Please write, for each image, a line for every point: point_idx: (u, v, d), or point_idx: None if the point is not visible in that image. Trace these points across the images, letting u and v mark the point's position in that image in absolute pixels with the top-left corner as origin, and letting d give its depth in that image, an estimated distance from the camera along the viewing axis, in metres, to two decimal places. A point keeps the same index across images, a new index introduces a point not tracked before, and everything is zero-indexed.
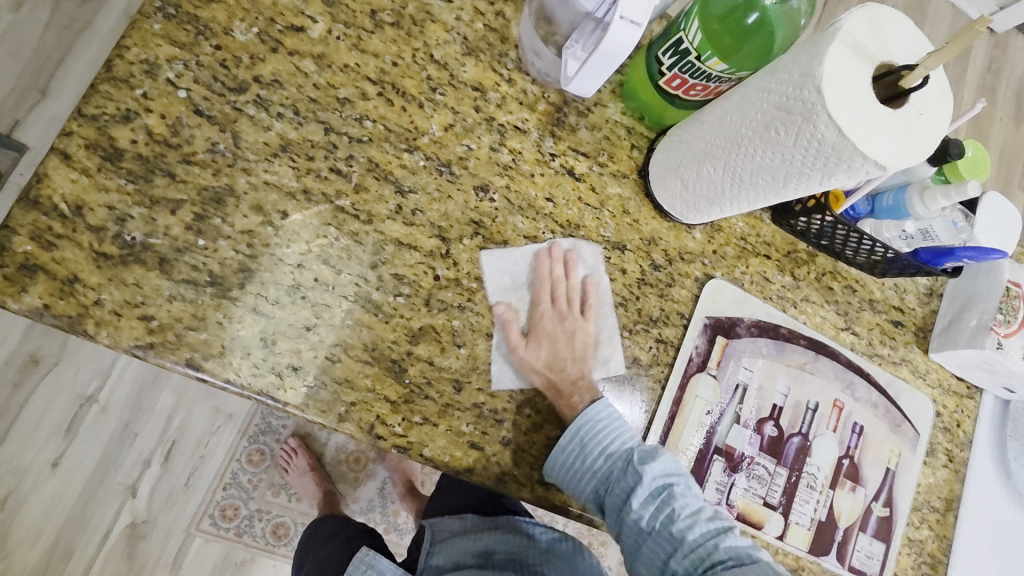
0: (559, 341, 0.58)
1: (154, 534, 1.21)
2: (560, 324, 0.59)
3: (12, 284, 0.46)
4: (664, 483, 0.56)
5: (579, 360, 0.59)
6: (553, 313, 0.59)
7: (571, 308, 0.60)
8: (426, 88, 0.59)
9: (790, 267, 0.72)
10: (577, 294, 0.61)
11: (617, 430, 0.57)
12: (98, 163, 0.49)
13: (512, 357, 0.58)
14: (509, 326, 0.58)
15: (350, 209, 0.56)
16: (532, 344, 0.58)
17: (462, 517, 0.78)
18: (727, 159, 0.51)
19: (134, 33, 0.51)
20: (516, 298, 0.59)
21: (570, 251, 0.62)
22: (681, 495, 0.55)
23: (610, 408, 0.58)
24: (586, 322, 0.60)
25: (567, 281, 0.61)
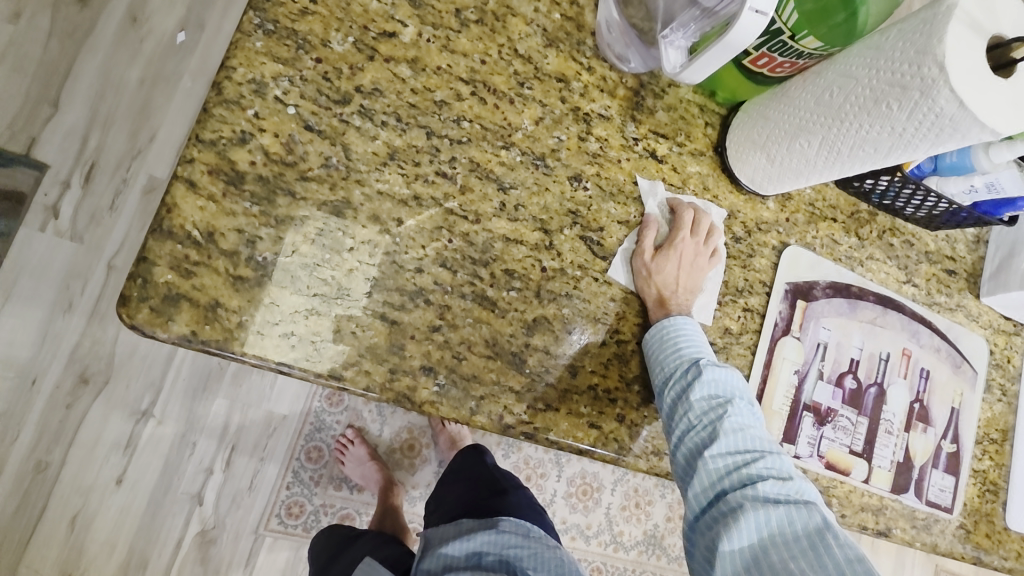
0: (685, 264, 0.62)
1: (223, 537, 1.22)
2: (689, 253, 0.63)
3: (162, 315, 0.48)
4: (721, 394, 0.58)
5: (689, 288, 0.62)
6: (688, 245, 0.63)
7: (704, 246, 0.64)
8: (514, 82, 0.60)
9: (854, 228, 0.75)
10: (708, 239, 0.65)
11: (692, 344, 0.59)
12: (223, 188, 0.50)
13: (636, 261, 0.62)
14: (649, 231, 0.63)
15: (458, 211, 0.57)
16: (661, 258, 0.62)
17: (456, 522, 0.80)
18: (826, 133, 0.53)
19: (237, 53, 0.51)
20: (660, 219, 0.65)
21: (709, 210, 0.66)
22: (738, 409, 0.58)
23: (692, 329, 0.60)
24: (709, 263, 0.64)
25: (701, 226, 0.64)
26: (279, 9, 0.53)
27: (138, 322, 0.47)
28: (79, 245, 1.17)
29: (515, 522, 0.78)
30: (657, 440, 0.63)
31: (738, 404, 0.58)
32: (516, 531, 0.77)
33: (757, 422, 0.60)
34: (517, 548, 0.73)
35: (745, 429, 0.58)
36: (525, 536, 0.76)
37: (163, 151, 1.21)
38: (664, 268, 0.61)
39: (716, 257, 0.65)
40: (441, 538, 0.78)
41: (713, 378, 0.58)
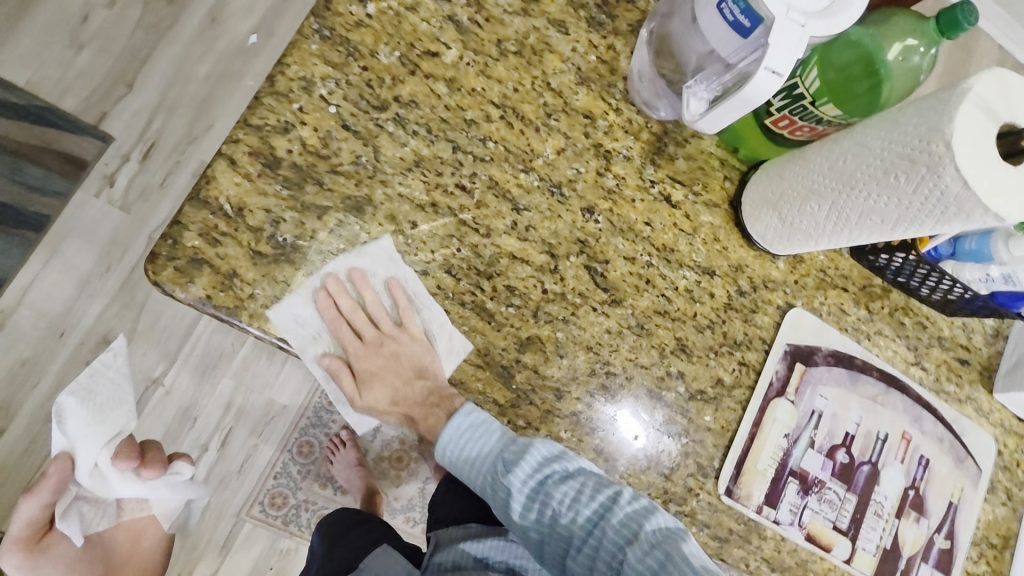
0: (382, 370, 0.57)
1: (207, 515, 1.24)
2: (373, 352, 0.57)
3: (183, 275, 0.52)
4: (540, 475, 0.57)
5: (418, 377, 0.58)
6: (370, 326, 0.58)
7: (376, 341, 0.58)
8: (543, 113, 0.64)
9: (865, 301, 0.75)
10: (380, 304, 0.58)
11: (489, 435, 0.57)
12: (259, 169, 0.54)
13: (349, 397, 0.57)
14: (340, 371, 0.57)
15: (471, 223, 0.60)
16: (365, 391, 0.57)
17: (464, 523, 0.77)
18: (835, 199, 0.54)
19: (294, 52, 0.56)
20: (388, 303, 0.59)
21: (361, 270, 0.56)
22: (556, 485, 0.57)
23: (477, 417, 0.57)
24: (408, 328, 0.58)
25: (364, 305, 0.57)
26: (337, 19, 0.58)
27: (160, 279, 0.51)
28: (127, 216, 1.25)
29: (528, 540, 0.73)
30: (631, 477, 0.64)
31: (555, 480, 0.57)
32: (527, 544, 0.73)
33: (599, 478, 0.58)
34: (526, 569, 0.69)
35: (581, 492, 0.57)
36: (537, 550, 0.72)
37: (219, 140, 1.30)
38: (364, 394, 0.57)
39: (406, 324, 0.58)
40: (450, 539, 0.75)
41: (518, 468, 0.57)
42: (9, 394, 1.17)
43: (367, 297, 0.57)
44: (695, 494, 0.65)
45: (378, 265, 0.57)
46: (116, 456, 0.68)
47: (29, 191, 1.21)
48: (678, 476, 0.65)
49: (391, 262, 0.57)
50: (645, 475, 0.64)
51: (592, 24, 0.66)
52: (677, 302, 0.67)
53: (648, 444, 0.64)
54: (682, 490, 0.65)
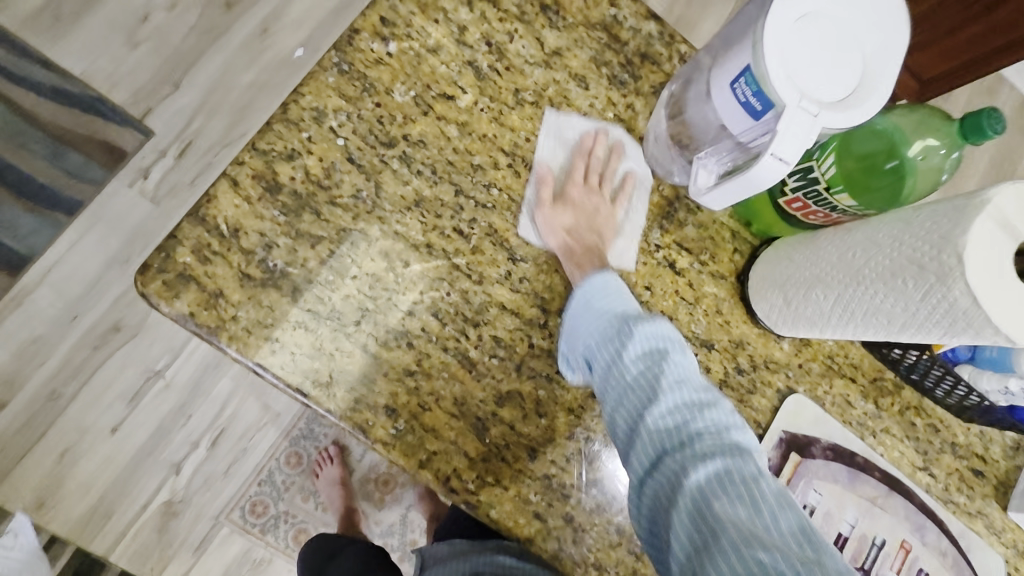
0: (583, 210, 0.61)
1: (186, 513, 1.24)
2: (585, 198, 0.62)
3: (169, 289, 0.52)
4: (653, 345, 0.53)
5: (596, 225, 0.61)
6: (590, 188, 0.62)
7: (597, 183, 0.63)
8: (552, 165, 0.63)
9: (874, 395, 0.71)
10: (609, 178, 0.64)
11: (615, 293, 0.56)
12: (260, 193, 0.55)
13: (538, 214, 0.61)
14: (544, 184, 0.61)
15: (463, 268, 0.59)
16: (557, 205, 0.61)
17: (451, 541, 0.71)
18: (841, 292, 0.52)
19: (310, 82, 0.57)
20: (558, 162, 0.63)
21: (548, 166, 0.62)
22: (669, 366, 0.52)
23: (614, 286, 0.57)
24: (616, 205, 0.63)
25: (553, 152, 0.63)
26: (358, 55, 0.59)
27: (147, 290, 0.52)
28: (156, 209, 1.29)
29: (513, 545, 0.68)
30: (600, 553, 0.60)
31: (670, 356, 0.52)
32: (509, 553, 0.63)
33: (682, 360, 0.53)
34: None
35: (686, 399, 0.51)
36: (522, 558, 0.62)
37: None
38: (561, 215, 0.60)
39: (623, 202, 0.64)
40: (435, 559, 0.68)
41: (626, 325, 0.54)
42: (18, 368, 1.20)
43: (570, 193, 0.62)
44: None
45: (562, 154, 0.63)
46: None
47: (68, 175, 1.25)
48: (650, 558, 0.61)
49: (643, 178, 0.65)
50: (615, 552, 0.60)
51: (613, 83, 0.66)
52: None
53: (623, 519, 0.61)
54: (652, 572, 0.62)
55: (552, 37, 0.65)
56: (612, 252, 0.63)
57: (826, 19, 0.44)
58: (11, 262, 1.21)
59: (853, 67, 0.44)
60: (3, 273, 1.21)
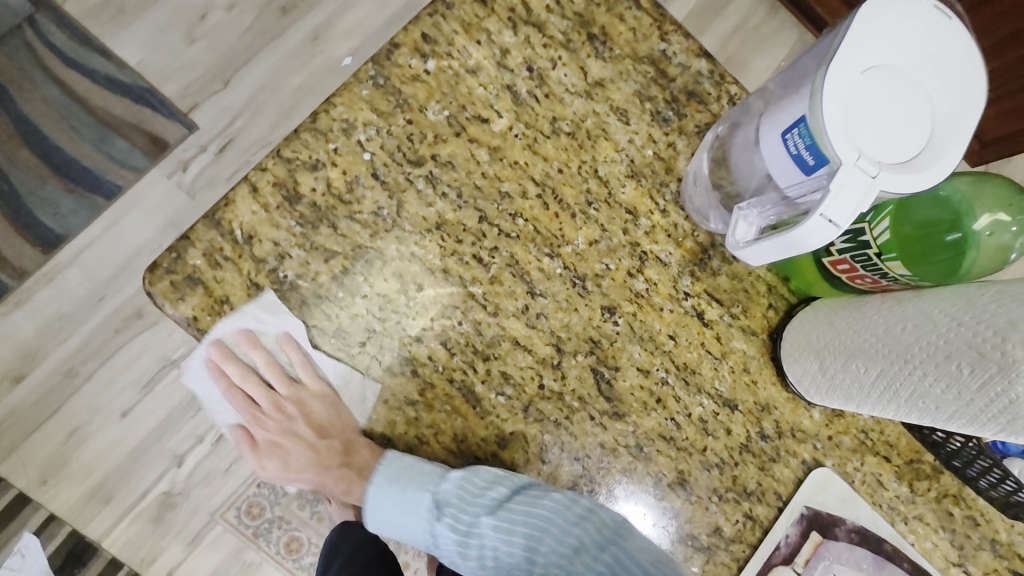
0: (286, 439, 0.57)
1: (183, 507, 1.23)
2: (276, 417, 0.56)
3: (176, 291, 0.51)
4: (494, 501, 0.52)
5: (324, 427, 0.56)
6: (267, 398, 0.55)
7: (275, 410, 0.56)
8: (583, 200, 0.60)
9: (909, 477, 0.65)
10: (266, 373, 0.55)
11: (422, 479, 0.52)
12: (278, 202, 0.54)
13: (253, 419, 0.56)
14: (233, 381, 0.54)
15: (479, 297, 0.57)
16: (261, 451, 0.57)
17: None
18: (886, 367, 0.47)
19: (343, 93, 0.56)
20: (273, 339, 0.53)
21: (249, 330, 0.53)
22: (521, 505, 0.51)
23: (409, 462, 0.54)
24: (308, 385, 0.55)
25: (263, 361, 0.54)
26: (395, 70, 0.57)
27: (154, 289, 0.51)
28: (191, 201, 1.31)
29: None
30: None
31: (460, 490, 0.52)
32: None
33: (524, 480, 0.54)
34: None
35: (531, 514, 0.51)
36: None
37: None
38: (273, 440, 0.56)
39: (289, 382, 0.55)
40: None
41: (456, 516, 0.52)
42: (40, 344, 1.23)
43: (257, 353, 0.54)
44: None
45: (269, 319, 0.53)
46: None
47: (111, 160, 1.28)
48: None
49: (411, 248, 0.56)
50: None
51: (656, 119, 0.63)
52: (687, 431, 0.60)
53: None
54: None
55: (596, 68, 0.62)
56: (351, 421, 0.56)
57: (895, 72, 0.40)
58: (46, 239, 1.24)
59: (921, 126, 0.40)
60: (38, 250, 1.24)
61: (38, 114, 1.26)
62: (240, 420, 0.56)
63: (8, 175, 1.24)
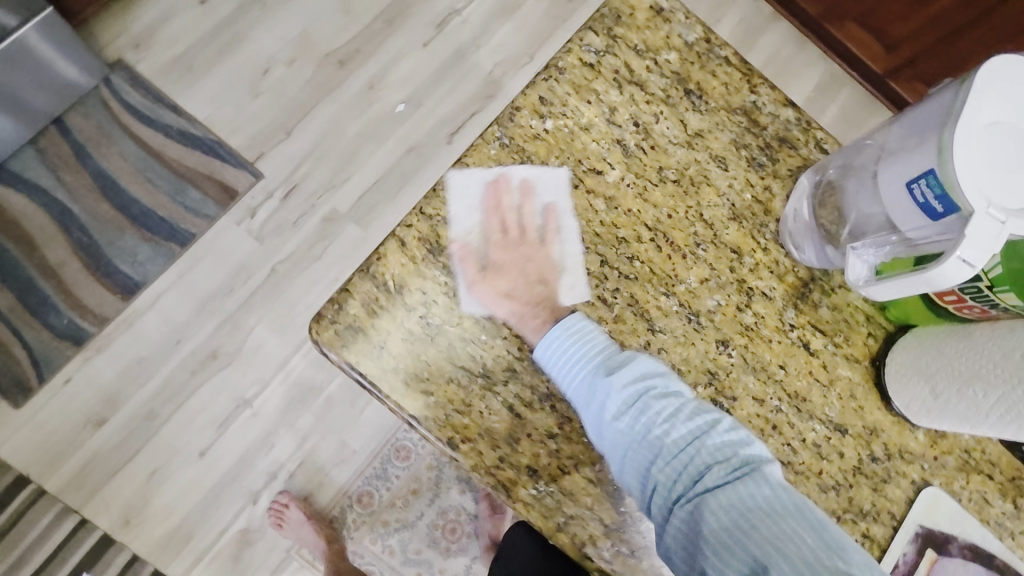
0: (517, 273, 0.59)
1: (260, 544, 1.26)
2: (516, 250, 0.60)
3: (340, 339, 0.56)
4: (636, 392, 0.55)
5: (543, 274, 0.60)
6: (518, 241, 0.60)
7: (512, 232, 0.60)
8: (692, 241, 0.65)
9: (1013, 494, 0.67)
10: (534, 222, 0.61)
11: (597, 344, 0.57)
12: (424, 254, 0.58)
13: (476, 290, 0.58)
14: (465, 261, 0.58)
15: (607, 335, 0.61)
16: (489, 276, 0.58)
17: None
18: (1006, 391, 0.51)
19: (474, 153, 0.61)
20: (475, 229, 0.60)
21: (496, 183, 0.60)
22: (657, 402, 0.54)
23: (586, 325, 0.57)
24: (545, 247, 0.61)
25: (520, 210, 0.60)
26: (518, 130, 0.63)
27: (320, 338, 0.55)
28: (259, 245, 1.37)
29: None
30: None
31: (656, 389, 0.55)
32: None
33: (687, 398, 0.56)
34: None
35: (695, 424, 0.54)
36: None
37: (353, 190, 1.43)
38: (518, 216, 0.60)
39: (551, 234, 0.61)
40: None
41: (625, 383, 0.55)
42: (120, 386, 1.26)
43: (500, 207, 0.60)
44: None
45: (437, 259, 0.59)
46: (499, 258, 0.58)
47: (185, 210, 1.35)
48: None
49: (552, 179, 0.62)
50: None
51: (752, 165, 0.69)
52: (803, 455, 0.63)
53: None
54: None
55: (694, 120, 0.68)
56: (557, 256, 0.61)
57: (1015, 127, 0.45)
58: (125, 287, 1.29)
59: None
60: (117, 297, 1.29)
61: (117, 169, 1.34)
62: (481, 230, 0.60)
63: (89, 228, 1.30)
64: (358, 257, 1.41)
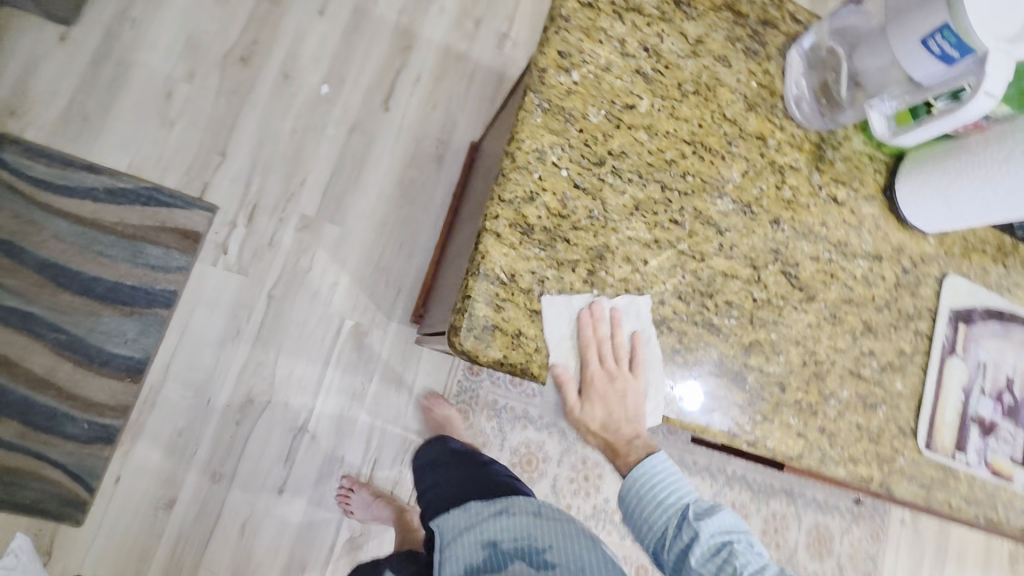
0: (612, 401, 0.62)
1: (370, 544, 1.33)
2: (611, 385, 0.62)
3: (481, 342, 0.59)
4: (719, 540, 0.64)
5: (631, 419, 0.63)
6: (608, 376, 0.62)
7: (614, 369, 0.62)
8: (725, 142, 0.71)
9: (1001, 259, 0.85)
10: (623, 352, 0.63)
11: (677, 487, 0.66)
12: (519, 237, 0.62)
13: (567, 416, 0.62)
14: (565, 387, 0.61)
15: (687, 251, 0.68)
16: (587, 405, 0.61)
17: (466, 508, 0.86)
18: (1014, 183, 0.65)
19: (523, 127, 0.63)
20: (571, 351, 0.62)
21: (598, 300, 0.63)
22: (739, 553, 0.63)
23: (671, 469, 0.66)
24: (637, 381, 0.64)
25: (612, 340, 0.63)
26: (552, 91, 0.64)
27: (464, 348, 0.59)
28: (246, 278, 1.31)
29: (528, 502, 0.84)
30: (851, 449, 0.73)
31: (736, 546, 0.64)
32: (526, 511, 0.82)
33: (764, 558, 0.64)
34: (530, 536, 0.79)
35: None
36: (536, 514, 0.82)
37: (315, 191, 1.37)
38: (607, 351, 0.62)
39: (640, 368, 0.64)
40: (457, 528, 0.84)
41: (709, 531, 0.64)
42: (174, 463, 1.24)
43: (610, 330, 0.63)
44: (900, 452, 0.76)
45: (556, 322, 0.61)
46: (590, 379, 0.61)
47: (154, 270, 1.26)
48: (885, 439, 0.75)
49: (637, 312, 0.65)
50: (861, 444, 0.74)
51: (749, 54, 0.73)
52: (858, 289, 0.77)
53: (859, 416, 0.74)
54: (890, 450, 0.75)
55: (691, 28, 0.71)
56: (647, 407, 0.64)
57: None
58: (131, 369, 1.23)
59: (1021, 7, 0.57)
60: (128, 380, 1.23)
61: (61, 253, 1.21)
62: (572, 361, 0.62)
63: (63, 324, 1.20)
64: (348, 254, 1.38)
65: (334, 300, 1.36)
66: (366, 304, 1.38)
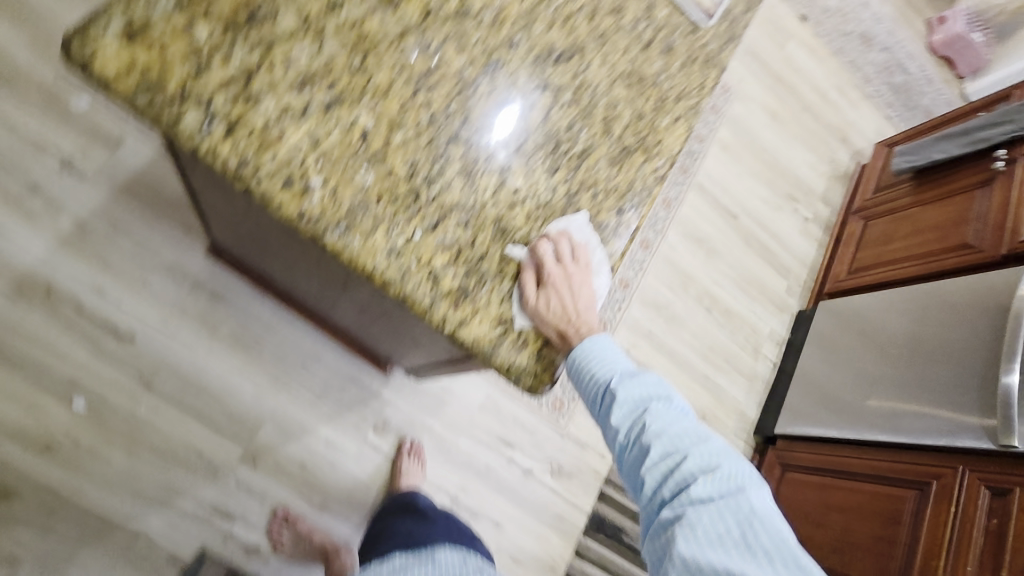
0: (564, 290, 0.68)
1: (557, 458, 1.56)
2: (568, 280, 0.68)
3: (546, 365, 0.67)
4: (636, 403, 0.75)
5: (581, 309, 0.70)
6: (564, 275, 0.68)
7: (572, 266, 0.69)
8: (425, 52, 0.67)
9: None
10: (574, 254, 0.70)
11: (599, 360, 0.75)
12: (468, 302, 0.65)
13: (524, 309, 0.66)
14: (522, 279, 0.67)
15: (517, 142, 0.71)
16: (542, 294, 0.67)
17: (387, 560, 0.89)
18: None
19: (360, 257, 0.60)
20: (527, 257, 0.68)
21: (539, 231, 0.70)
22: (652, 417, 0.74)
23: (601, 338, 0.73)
24: (585, 271, 0.71)
25: (562, 244, 0.70)
26: (328, 212, 0.59)
27: (545, 381, 0.67)
28: None
29: (448, 551, 0.90)
30: (697, 79, 0.86)
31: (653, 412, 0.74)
32: (454, 557, 0.89)
33: (682, 420, 0.75)
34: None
35: (682, 437, 0.72)
36: (462, 560, 0.89)
37: (215, 441, 1.24)
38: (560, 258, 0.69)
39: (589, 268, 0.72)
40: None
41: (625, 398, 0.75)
42: None
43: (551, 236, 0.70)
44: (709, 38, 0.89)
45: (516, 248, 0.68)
46: (540, 270, 0.68)
47: None
48: (698, 45, 0.88)
49: (580, 227, 0.72)
50: (695, 69, 0.86)
51: None
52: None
53: (678, 57, 0.85)
54: (705, 45, 0.88)
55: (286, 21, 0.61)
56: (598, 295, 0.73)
57: None
58: None
59: None
60: None
61: None
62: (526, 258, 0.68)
63: None
64: (298, 421, 1.31)
65: (342, 445, 1.35)
66: (356, 414, 1.37)
